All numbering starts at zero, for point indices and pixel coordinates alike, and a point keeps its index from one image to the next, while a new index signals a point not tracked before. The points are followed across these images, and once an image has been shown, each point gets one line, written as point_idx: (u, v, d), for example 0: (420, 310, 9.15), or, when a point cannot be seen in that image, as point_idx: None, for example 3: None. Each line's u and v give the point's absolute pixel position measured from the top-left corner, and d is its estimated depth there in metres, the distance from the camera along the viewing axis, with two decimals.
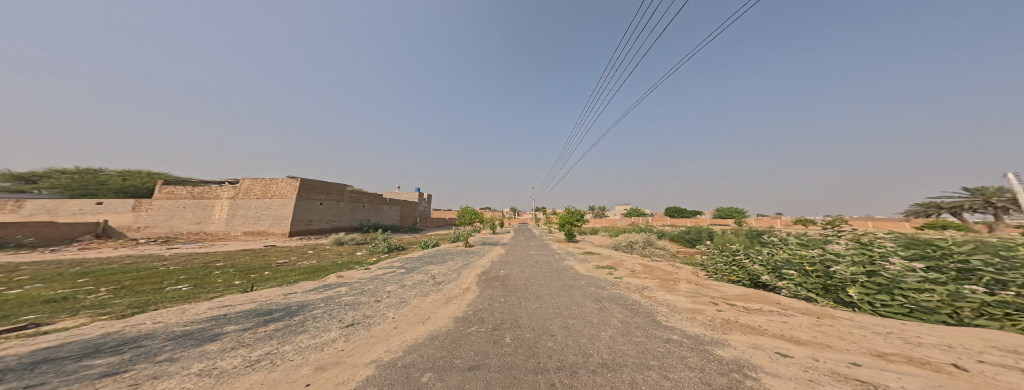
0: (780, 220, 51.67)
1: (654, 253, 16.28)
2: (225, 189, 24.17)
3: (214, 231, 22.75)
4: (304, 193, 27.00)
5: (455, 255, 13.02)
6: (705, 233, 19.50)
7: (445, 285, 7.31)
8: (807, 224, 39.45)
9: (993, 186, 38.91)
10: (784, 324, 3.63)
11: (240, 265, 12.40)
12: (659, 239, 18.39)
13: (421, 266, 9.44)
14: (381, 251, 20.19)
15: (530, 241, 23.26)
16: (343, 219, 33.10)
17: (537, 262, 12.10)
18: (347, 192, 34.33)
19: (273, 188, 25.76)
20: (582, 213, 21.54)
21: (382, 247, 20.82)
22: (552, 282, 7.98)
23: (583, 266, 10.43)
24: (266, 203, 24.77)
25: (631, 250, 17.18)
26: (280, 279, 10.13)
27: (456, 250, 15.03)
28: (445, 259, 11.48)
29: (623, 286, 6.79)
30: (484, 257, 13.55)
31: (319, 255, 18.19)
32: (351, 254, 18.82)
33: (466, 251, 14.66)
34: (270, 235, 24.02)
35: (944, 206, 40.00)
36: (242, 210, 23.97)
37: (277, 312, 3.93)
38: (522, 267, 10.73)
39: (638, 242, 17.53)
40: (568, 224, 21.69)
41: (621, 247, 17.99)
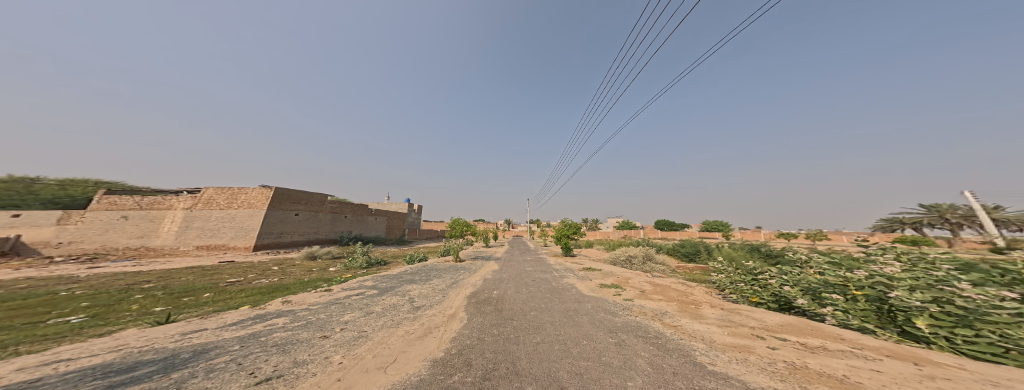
0: (762, 234, 52.99)
1: (656, 269, 15.45)
2: (181, 199, 21.91)
3: (159, 246, 19.82)
4: (276, 203, 24.83)
5: (443, 270, 11.63)
6: (704, 248, 18.90)
7: (424, 311, 5.94)
8: (788, 238, 40.10)
9: (946, 203, 41.60)
10: (883, 375, 2.66)
11: (177, 287, 10.43)
12: (659, 253, 17.67)
13: (400, 284, 8.04)
14: (358, 267, 18.21)
15: (523, 256, 21.95)
16: (321, 231, 30.58)
17: (532, 280, 10.89)
18: (327, 202, 32.11)
19: (241, 198, 23.78)
20: (578, 226, 20.71)
21: (360, 262, 18.81)
22: (553, 306, 6.81)
23: (585, 284, 9.37)
24: (230, 214, 22.54)
25: (632, 266, 16.29)
26: (221, 303, 8.39)
27: (444, 265, 13.61)
28: (430, 276, 10.09)
29: (637, 312, 5.72)
30: (475, 273, 12.19)
31: (284, 271, 16.05)
32: (322, 271, 16.79)
33: (456, 267, 13.28)
34: (231, 249, 21.37)
35: (908, 221, 42.25)
36: (198, 222, 21.45)
37: (145, 364, 2.50)
38: (517, 286, 9.47)
39: (639, 257, 16.70)
40: (564, 237, 20.75)
41: (621, 263, 17.08)
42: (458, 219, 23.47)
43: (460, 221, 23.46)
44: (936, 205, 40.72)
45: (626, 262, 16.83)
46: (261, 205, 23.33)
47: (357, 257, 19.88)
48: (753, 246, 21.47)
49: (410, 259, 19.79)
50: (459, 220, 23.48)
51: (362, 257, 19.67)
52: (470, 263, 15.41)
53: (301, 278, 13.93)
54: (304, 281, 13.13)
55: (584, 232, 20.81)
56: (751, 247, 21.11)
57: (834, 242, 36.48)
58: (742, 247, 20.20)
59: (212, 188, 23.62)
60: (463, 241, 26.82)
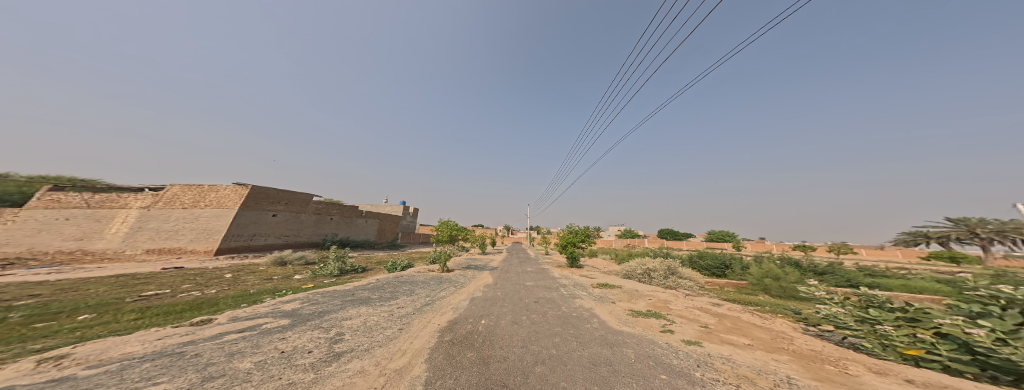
0: (776, 246, 49.71)
1: (684, 285, 12.81)
2: (139, 197, 19.78)
3: (101, 249, 17.23)
4: (250, 202, 22.73)
5: (420, 284, 9.00)
6: (733, 260, 16.25)
7: (347, 366, 3.30)
8: (807, 251, 36.69)
9: (975, 217, 38.41)
10: None
11: (61, 303, 7.96)
12: (682, 266, 15.02)
13: (343, 307, 5.42)
14: (328, 275, 15.59)
15: (522, 265, 19.18)
16: (302, 234, 27.99)
17: (532, 300, 8.27)
18: (311, 203, 29.79)
19: (210, 197, 21.61)
20: (587, 232, 18.07)
21: (333, 269, 16.10)
22: (570, 354, 4.21)
23: (608, 309, 6.80)
24: (193, 214, 20.28)
25: (652, 281, 13.68)
26: (94, 323, 6.08)
27: (427, 276, 11.00)
28: (399, 292, 7.46)
29: (731, 376, 3.16)
30: (461, 288, 9.58)
31: (235, 279, 13.45)
32: (282, 279, 14.19)
33: (440, 279, 10.69)
34: (188, 253, 18.81)
35: (932, 235, 39.31)
36: (153, 223, 19.00)
37: None
38: (513, 311, 6.90)
39: (660, 269, 14.10)
40: (569, 246, 18.14)
41: (639, 277, 14.40)
42: (449, 223, 20.76)
43: (451, 224, 20.69)
44: (964, 218, 37.58)
45: (645, 277, 14.20)
46: (234, 206, 21.51)
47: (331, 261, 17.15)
48: (786, 259, 18.65)
49: (391, 266, 17.18)
50: (451, 223, 20.73)
51: (336, 263, 16.96)
52: (460, 273, 12.80)
53: (248, 288, 11.37)
54: (249, 291, 10.58)
55: (594, 239, 18.13)
56: (784, 260, 18.29)
57: (859, 257, 33.29)
58: (778, 260, 17.35)
59: (178, 185, 21.48)
60: (456, 247, 24.19)
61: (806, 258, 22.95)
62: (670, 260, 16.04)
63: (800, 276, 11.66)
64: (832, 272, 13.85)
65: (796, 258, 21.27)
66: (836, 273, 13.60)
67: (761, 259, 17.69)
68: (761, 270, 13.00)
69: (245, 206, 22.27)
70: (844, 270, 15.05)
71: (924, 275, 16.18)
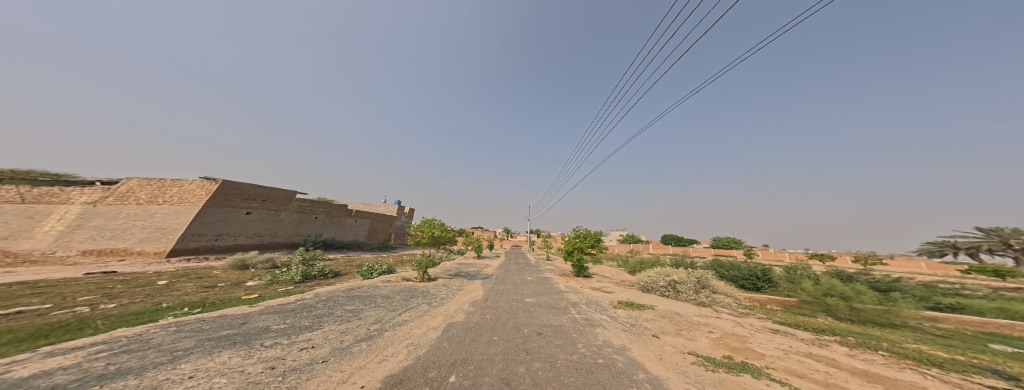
0: (790, 255, 46.71)
1: (720, 302, 10.32)
2: (85, 191, 17.39)
3: (28, 251, 14.77)
4: (218, 199, 20.33)
5: (378, 300, 6.36)
6: (771, 272, 13.63)
7: None
8: (827, 261, 33.87)
9: (1008, 227, 35.44)
10: None
11: None
12: (714, 277, 12.39)
13: (185, 354, 2.86)
14: (289, 280, 13.03)
15: (520, 273, 16.54)
16: (281, 234, 25.51)
17: (531, 330, 5.71)
18: (293, 201, 27.40)
19: (171, 193, 19.19)
20: (597, 236, 15.38)
21: (295, 276, 13.43)
22: None
23: (653, 352, 4.33)
24: (148, 211, 17.84)
25: (680, 297, 11.20)
26: None
27: (397, 287, 8.34)
28: (332, 316, 4.83)
29: None
30: (437, 306, 7.00)
31: (167, 287, 10.92)
32: (228, 286, 11.66)
33: (412, 291, 8.02)
34: (135, 255, 16.35)
35: (959, 245, 36.65)
36: (97, 221, 16.58)
37: None
38: (505, 355, 4.35)
39: (689, 282, 11.58)
40: (577, 251, 15.54)
41: (663, 292, 11.89)
42: (433, 222, 17.63)
43: (435, 224, 17.58)
44: (996, 228, 34.64)
45: (670, 290, 11.73)
46: (199, 203, 19.21)
47: (295, 265, 14.49)
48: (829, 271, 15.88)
49: (368, 271, 14.60)
50: (434, 223, 17.61)
51: (301, 268, 14.27)
52: (443, 283, 10.25)
53: (168, 299, 8.86)
54: (161, 304, 8.05)
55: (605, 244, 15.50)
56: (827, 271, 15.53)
57: (887, 270, 30.31)
58: (825, 272, 14.64)
59: (135, 178, 19.12)
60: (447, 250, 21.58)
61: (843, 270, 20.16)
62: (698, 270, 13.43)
63: (875, 296, 9.06)
64: (901, 288, 11.16)
65: (835, 270, 18.46)
66: (908, 290, 10.91)
67: (802, 271, 14.97)
68: (816, 285, 10.43)
69: (211, 202, 19.83)
70: (914, 286, 12.34)
71: (1004, 293, 13.37)
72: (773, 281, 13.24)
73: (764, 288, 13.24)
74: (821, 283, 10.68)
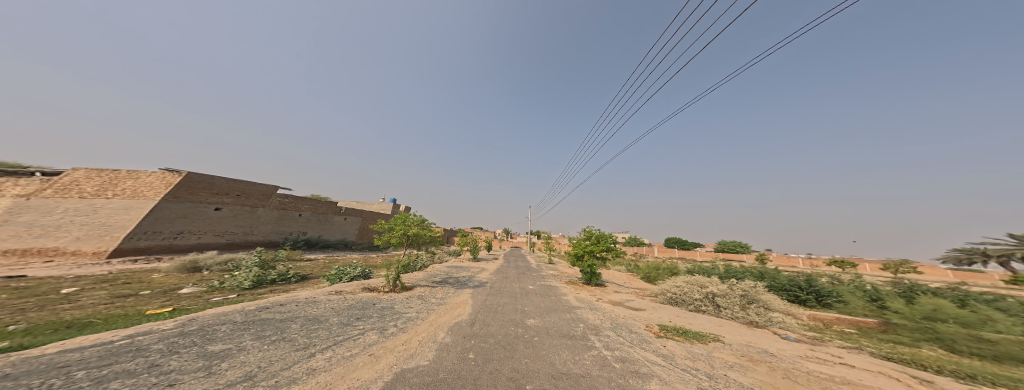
0: (803, 261, 44.12)
1: (781, 322, 7.96)
2: (20, 182, 15.21)
3: None
4: (177, 193, 18.00)
5: (290, 330, 3.89)
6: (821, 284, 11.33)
7: None
8: (847, 267, 31.37)
9: None
10: None
11: None
12: (764, 288, 9.93)
13: None
14: (236, 286, 10.57)
15: (520, 280, 14.01)
16: (257, 232, 23.14)
17: (538, 388, 3.34)
18: (274, 197, 25.06)
19: (123, 186, 16.94)
20: (613, 238, 12.92)
21: (243, 281, 10.72)
22: None
23: None
24: (93, 205, 15.62)
25: (724, 315, 8.91)
26: None
27: (348, 301, 5.86)
28: (153, 368, 2.42)
29: None
30: (391, 334, 4.58)
31: (67, 296, 8.51)
32: (152, 294, 9.24)
33: (364, 308, 5.55)
34: (68, 256, 13.96)
35: (990, 253, 33.93)
36: (29, 216, 14.35)
37: None
38: None
39: (735, 295, 9.23)
40: (588, 255, 13.05)
41: (698, 308, 9.63)
42: (407, 219, 14.74)
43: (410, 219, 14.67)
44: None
45: (709, 306, 9.46)
46: (155, 197, 17.00)
47: (249, 267, 11.86)
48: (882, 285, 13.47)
49: (338, 275, 12.18)
50: (410, 218, 14.72)
51: (255, 271, 11.59)
52: (420, 294, 7.78)
53: (39, 314, 6.49)
54: (10, 324, 5.67)
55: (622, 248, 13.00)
56: (885, 285, 13.05)
57: (920, 279, 27.51)
58: (895, 283, 12.02)
59: (84, 169, 16.94)
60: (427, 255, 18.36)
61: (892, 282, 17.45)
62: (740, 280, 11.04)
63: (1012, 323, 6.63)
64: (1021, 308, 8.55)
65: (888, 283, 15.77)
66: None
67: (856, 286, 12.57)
68: (909, 306, 8.04)
69: (170, 196, 17.54)
70: None
71: None
72: (823, 295, 10.95)
73: (811, 302, 11.00)
74: (910, 303, 8.31)
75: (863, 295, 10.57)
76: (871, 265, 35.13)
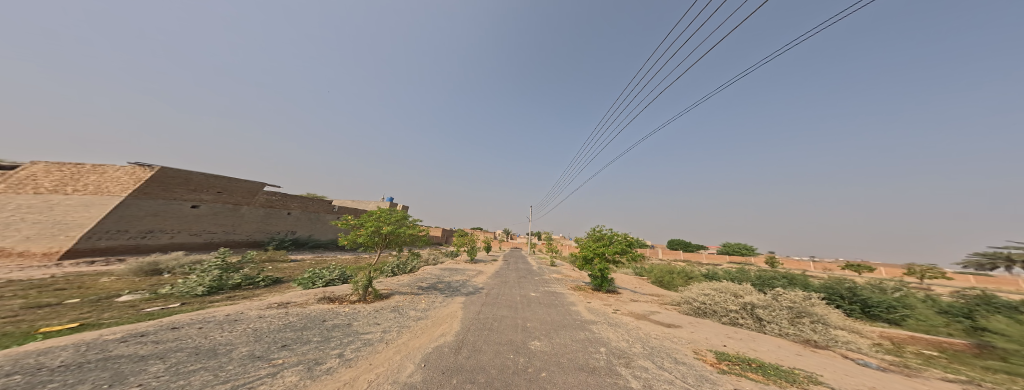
0: (816, 264, 42.32)
1: (848, 342, 6.35)
2: None
3: None
4: (146, 188, 16.50)
5: (125, 384, 2.11)
6: (865, 292, 10.06)
7: None
8: (865, 271, 29.66)
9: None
10: None
11: None
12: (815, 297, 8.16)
13: None
14: (185, 290, 8.82)
15: (521, 285, 12.42)
16: (240, 232, 21.60)
17: None
18: (260, 194, 23.58)
19: (86, 181, 15.60)
20: (630, 238, 11.19)
21: (196, 287, 8.89)
22: None
23: None
24: (51, 201, 14.37)
25: (768, 331, 7.34)
26: None
27: (284, 318, 4.18)
28: None
29: None
30: (324, 373, 2.95)
31: None
32: (78, 303, 7.51)
33: (302, 330, 3.87)
34: (14, 257, 12.47)
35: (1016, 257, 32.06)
36: None
37: None
38: None
39: (780, 306, 7.62)
40: (601, 259, 11.35)
41: (733, 322, 8.10)
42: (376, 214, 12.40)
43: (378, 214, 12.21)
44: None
45: (748, 319, 7.89)
46: (119, 192, 15.54)
47: (206, 270, 10.03)
48: (932, 295, 11.90)
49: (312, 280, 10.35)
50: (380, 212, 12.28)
51: (214, 275, 9.77)
52: (393, 305, 6.18)
53: None
54: None
55: (641, 251, 11.27)
56: (938, 297, 11.49)
57: (947, 285, 25.70)
58: (960, 295, 10.27)
59: (42, 163, 15.66)
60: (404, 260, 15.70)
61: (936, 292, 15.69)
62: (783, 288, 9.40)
63: None
64: None
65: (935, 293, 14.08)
66: None
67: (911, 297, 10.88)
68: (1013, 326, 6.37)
69: (139, 192, 16.13)
70: None
71: None
72: (869, 305, 9.60)
73: (854, 313, 9.68)
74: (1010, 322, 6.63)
75: (925, 308, 9.01)
76: (891, 271, 33.23)
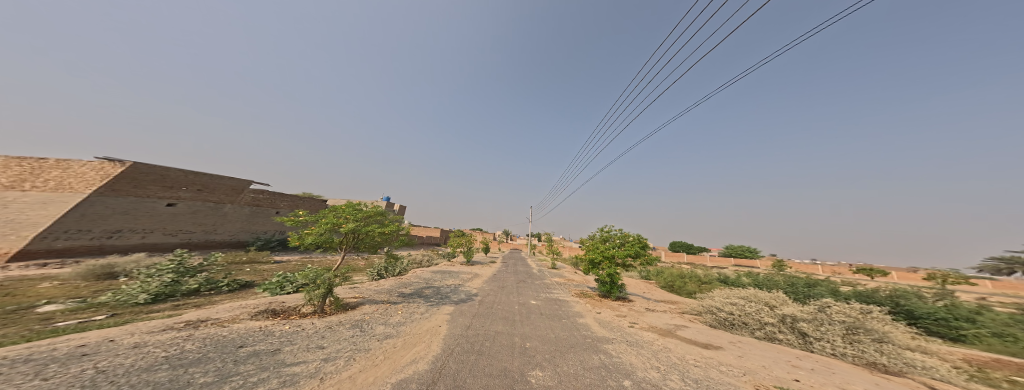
0: (824, 268, 40.97)
1: (929, 368, 4.77)
2: None
3: None
4: (114, 185, 15.28)
5: None
6: (908, 301, 8.68)
7: None
8: (879, 276, 28.35)
9: None
10: None
11: None
12: (867, 305, 6.47)
13: None
14: (127, 295, 7.44)
15: (520, 291, 11.14)
16: (222, 232, 20.27)
17: None
18: (246, 192, 22.30)
19: (47, 176, 14.41)
20: (643, 239, 9.86)
21: (138, 294, 7.46)
22: None
23: None
24: (6, 198, 13.15)
25: (816, 350, 5.93)
26: None
27: (177, 345, 2.91)
28: None
29: None
30: None
31: None
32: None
33: (188, 367, 2.58)
34: None
35: None
36: None
37: None
38: None
39: (830, 320, 6.22)
40: (611, 263, 10.00)
41: (770, 336, 6.77)
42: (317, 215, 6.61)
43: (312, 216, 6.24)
44: None
45: (789, 334, 6.54)
46: (84, 189, 14.38)
47: (157, 273, 8.59)
48: (981, 305, 10.52)
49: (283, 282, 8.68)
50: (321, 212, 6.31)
51: (165, 279, 8.34)
52: (357, 320, 4.88)
53: None
54: None
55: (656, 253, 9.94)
56: (992, 307, 10.09)
57: (968, 291, 24.37)
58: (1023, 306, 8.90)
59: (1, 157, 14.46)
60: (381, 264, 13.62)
61: (976, 300, 14.24)
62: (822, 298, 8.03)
63: None
64: None
65: (978, 302, 12.65)
66: None
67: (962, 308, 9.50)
68: None
69: (106, 188, 14.93)
70: None
71: None
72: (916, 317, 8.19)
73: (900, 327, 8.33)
74: None
75: (993, 322, 7.61)
76: (906, 276, 31.79)
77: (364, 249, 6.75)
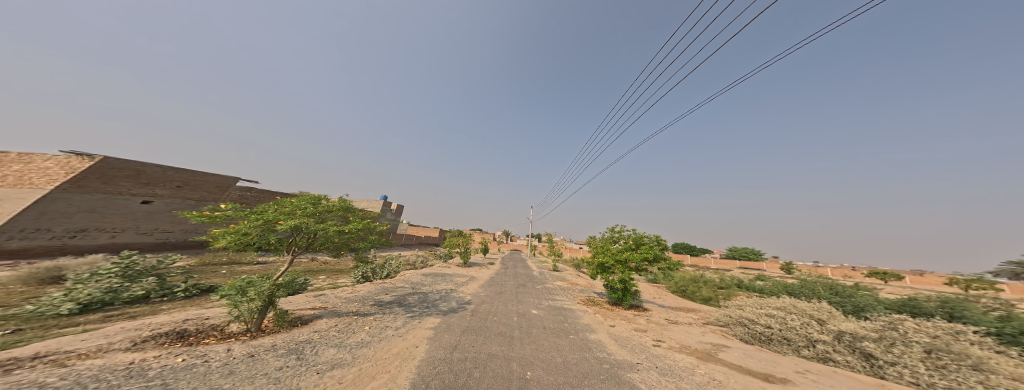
0: (832, 270, 39.79)
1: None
2: None
3: None
4: (80, 181, 14.13)
5: None
6: (970, 312, 7.49)
7: None
8: (891, 279, 27.35)
9: None
10: None
11: None
12: (947, 324, 5.26)
13: None
14: (48, 302, 6.19)
15: (520, 297, 9.95)
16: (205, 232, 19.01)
17: None
18: (232, 189, 21.17)
19: (6, 171, 13.30)
20: (662, 241, 8.65)
21: (62, 304, 6.20)
22: None
23: None
24: None
25: (889, 377, 4.59)
26: None
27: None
28: None
29: None
30: None
31: None
32: None
33: None
34: None
35: None
36: None
37: None
38: None
39: (903, 340, 5.02)
40: (624, 268, 8.72)
41: (823, 356, 5.42)
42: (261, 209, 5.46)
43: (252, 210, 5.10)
44: None
45: (850, 355, 5.21)
46: (44, 185, 13.23)
47: (97, 277, 7.31)
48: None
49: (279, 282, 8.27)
50: (265, 205, 5.18)
51: (103, 285, 7.08)
52: (297, 343, 3.61)
53: None
54: None
55: (676, 257, 8.70)
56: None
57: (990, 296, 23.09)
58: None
59: None
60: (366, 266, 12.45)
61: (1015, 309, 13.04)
62: (876, 309, 6.80)
63: None
64: None
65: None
66: None
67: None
68: None
69: (69, 184, 13.77)
70: None
71: None
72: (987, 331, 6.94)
73: None
74: None
75: None
76: (919, 279, 30.59)
77: (324, 251, 5.60)
